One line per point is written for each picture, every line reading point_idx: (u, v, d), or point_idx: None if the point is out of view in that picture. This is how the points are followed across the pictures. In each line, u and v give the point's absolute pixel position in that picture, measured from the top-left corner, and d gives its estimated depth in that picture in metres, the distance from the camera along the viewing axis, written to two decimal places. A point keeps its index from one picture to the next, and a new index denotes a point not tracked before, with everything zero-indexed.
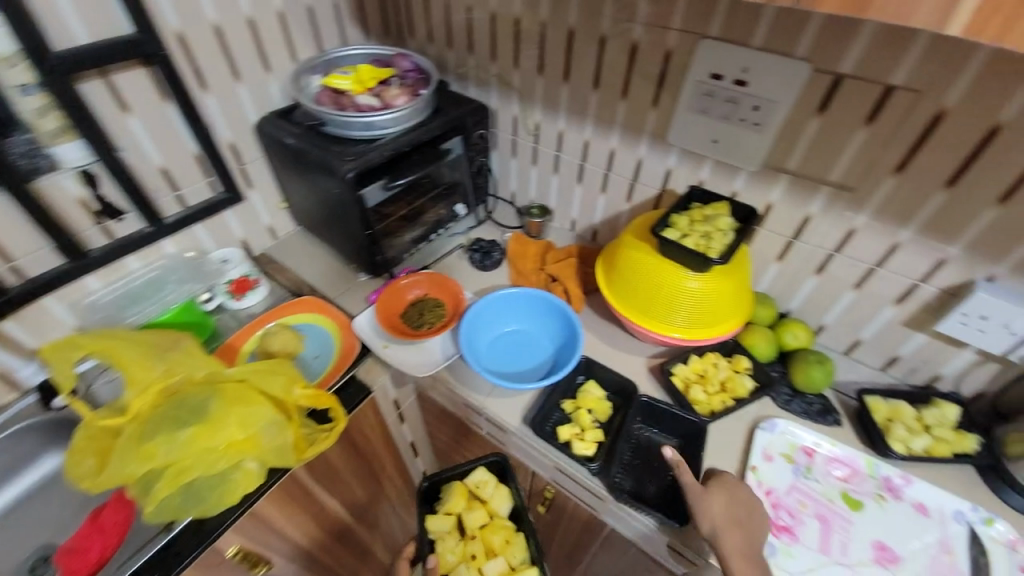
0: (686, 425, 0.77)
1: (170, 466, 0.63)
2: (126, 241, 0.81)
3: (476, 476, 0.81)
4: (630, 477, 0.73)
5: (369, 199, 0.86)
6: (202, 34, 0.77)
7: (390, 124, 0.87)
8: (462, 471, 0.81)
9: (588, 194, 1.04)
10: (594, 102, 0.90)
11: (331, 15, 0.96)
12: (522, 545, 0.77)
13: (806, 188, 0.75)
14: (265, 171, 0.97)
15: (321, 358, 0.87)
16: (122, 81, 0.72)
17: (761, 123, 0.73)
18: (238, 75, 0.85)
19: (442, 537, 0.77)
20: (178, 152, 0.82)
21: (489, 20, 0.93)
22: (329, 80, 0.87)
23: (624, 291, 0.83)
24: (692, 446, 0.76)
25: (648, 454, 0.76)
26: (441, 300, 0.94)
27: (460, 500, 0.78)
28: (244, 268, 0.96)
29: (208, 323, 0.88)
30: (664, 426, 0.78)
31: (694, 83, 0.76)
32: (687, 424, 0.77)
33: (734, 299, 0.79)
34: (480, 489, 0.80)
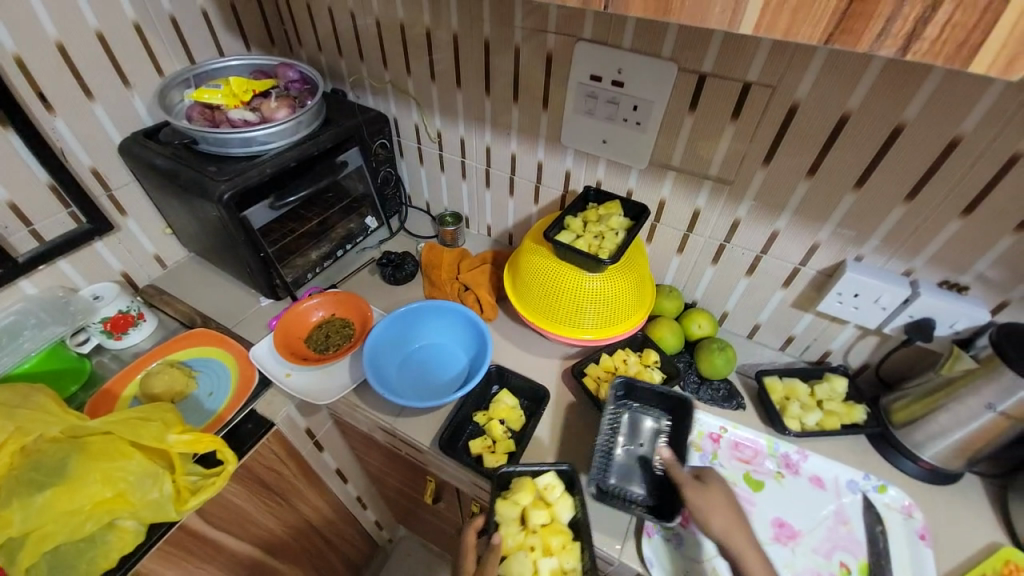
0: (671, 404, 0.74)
1: (24, 537, 0.55)
2: None
3: (545, 477, 0.66)
4: (616, 466, 0.72)
5: (256, 219, 0.81)
6: (39, 51, 0.69)
7: (273, 139, 0.82)
8: (534, 467, 0.67)
9: (498, 199, 1.03)
10: (490, 108, 0.89)
11: (202, 25, 0.89)
12: (579, 555, 0.62)
13: (691, 183, 0.77)
14: (139, 196, 0.89)
15: (215, 396, 0.80)
16: None
17: (642, 122, 0.74)
18: (92, 95, 0.77)
19: (506, 524, 0.63)
20: (28, 183, 0.73)
21: (375, 27, 0.89)
22: (198, 94, 0.81)
23: (530, 297, 0.83)
24: (677, 425, 0.74)
25: (633, 435, 0.75)
26: (349, 319, 0.90)
27: (529, 495, 0.64)
28: (121, 302, 0.85)
29: (85, 367, 0.81)
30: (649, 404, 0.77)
31: (577, 85, 0.76)
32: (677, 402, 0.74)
33: (635, 296, 0.80)
34: (547, 492, 0.65)
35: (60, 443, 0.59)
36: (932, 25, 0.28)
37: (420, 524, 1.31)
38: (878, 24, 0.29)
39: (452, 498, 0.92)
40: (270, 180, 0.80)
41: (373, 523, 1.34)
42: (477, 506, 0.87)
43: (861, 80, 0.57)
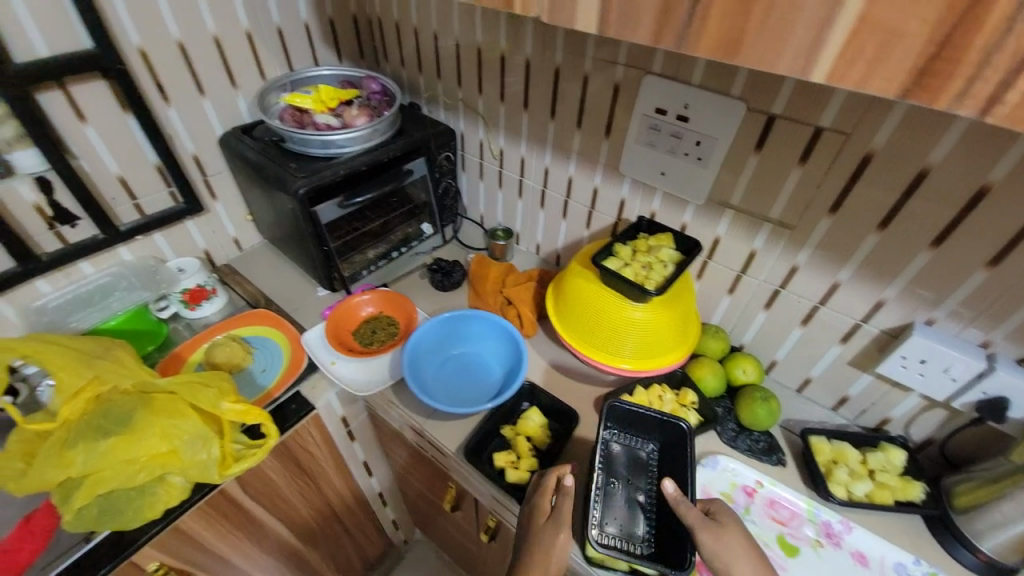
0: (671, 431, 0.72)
1: (85, 477, 0.61)
2: (79, 247, 0.81)
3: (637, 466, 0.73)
4: (608, 507, 0.69)
5: (325, 215, 0.87)
6: (167, 50, 0.80)
7: (349, 144, 0.89)
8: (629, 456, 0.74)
9: (551, 220, 1.05)
10: (553, 132, 0.91)
11: (303, 38, 0.99)
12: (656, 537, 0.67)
13: (749, 224, 0.76)
14: (229, 183, 0.99)
15: (268, 372, 0.86)
16: (82, 93, 0.74)
17: (704, 157, 0.73)
18: (203, 91, 0.87)
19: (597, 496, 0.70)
20: (140, 163, 0.84)
21: (454, 48, 0.95)
22: (291, 99, 0.90)
23: (571, 319, 0.83)
24: (672, 454, 0.72)
25: (624, 466, 0.73)
26: (395, 318, 0.94)
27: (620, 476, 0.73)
28: (200, 277, 0.95)
29: (161, 331, 0.91)
30: (639, 432, 0.75)
31: (640, 117, 0.77)
32: (675, 430, 0.73)
33: (680, 333, 0.79)
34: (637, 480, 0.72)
35: (129, 396, 0.66)
36: (1017, 89, 0.27)
37: (435, 529, 1.32)
38: (956, 86, 0.29)
39: (470, 508, 0.93)
40: (342, 180, 0.86)
41: (391, 521, 1.37)
42: (493, 520, 0.86)
43: (945, 136, 0.54)
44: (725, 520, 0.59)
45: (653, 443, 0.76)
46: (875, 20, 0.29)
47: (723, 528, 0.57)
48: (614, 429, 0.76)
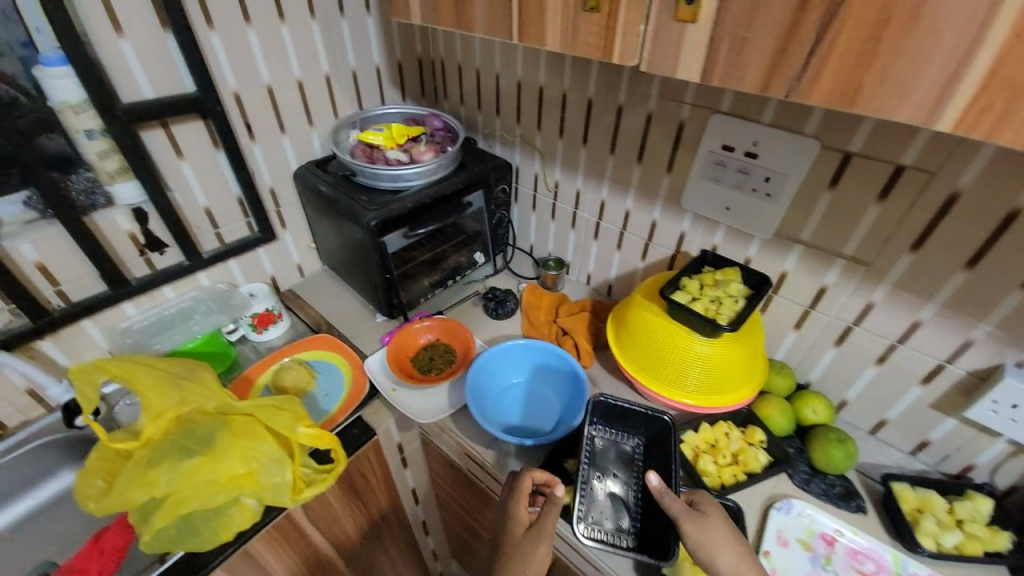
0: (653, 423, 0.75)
1: (166, 498, 0.63)
2: (164, 273, 0.87)
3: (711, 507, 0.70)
4: (594, 500, 0.71)
5: (391, 245, 0.91)
6: (257, 92, 0.86)
7: (416, 178, 0.93)
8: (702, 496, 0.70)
9: (604, 251, 1.06)
10: (611, 166, 0.93)
11: (373, 79, 1.05)
12: None
13: (820, 259, 0.75)
14: (298, 213, 1.04)
15: (331, 397, 0.88)
16: (180, 131, 0.80)
17: (772, 193, 0.73)
18: (284, 128, 0.93)
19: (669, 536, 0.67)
20: (224, 194, 0.90)
21: (515, 87, 1.00)
22: (364, 136, 0.95)
23: (633, 349, 0.81)
24: (656, 447, 0.76)
25: (609, 458, 0.76)
26: (452, 346, 0.96)
27: None
28: (269, 302, 0.98)
29: (230, 354, 0.93)
30: (625, 426, 0.78)
31: (706, 153, 0.78)
32: (659, 423, 0.76)
33: (749, 368, 0.75)
34: None
35: (211, 417, 0.69)
36: None
37: (476, 562, 1.29)
38: None
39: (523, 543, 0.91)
40: (409, 212, 0.90)
41: (430, 552, 1.35)
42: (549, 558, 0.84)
43: None
44: (709, 510, 0.60)
45: (638, 439, 0.78)
46: (1005, 74, 0.30)
47: (708, 519, 0.59)
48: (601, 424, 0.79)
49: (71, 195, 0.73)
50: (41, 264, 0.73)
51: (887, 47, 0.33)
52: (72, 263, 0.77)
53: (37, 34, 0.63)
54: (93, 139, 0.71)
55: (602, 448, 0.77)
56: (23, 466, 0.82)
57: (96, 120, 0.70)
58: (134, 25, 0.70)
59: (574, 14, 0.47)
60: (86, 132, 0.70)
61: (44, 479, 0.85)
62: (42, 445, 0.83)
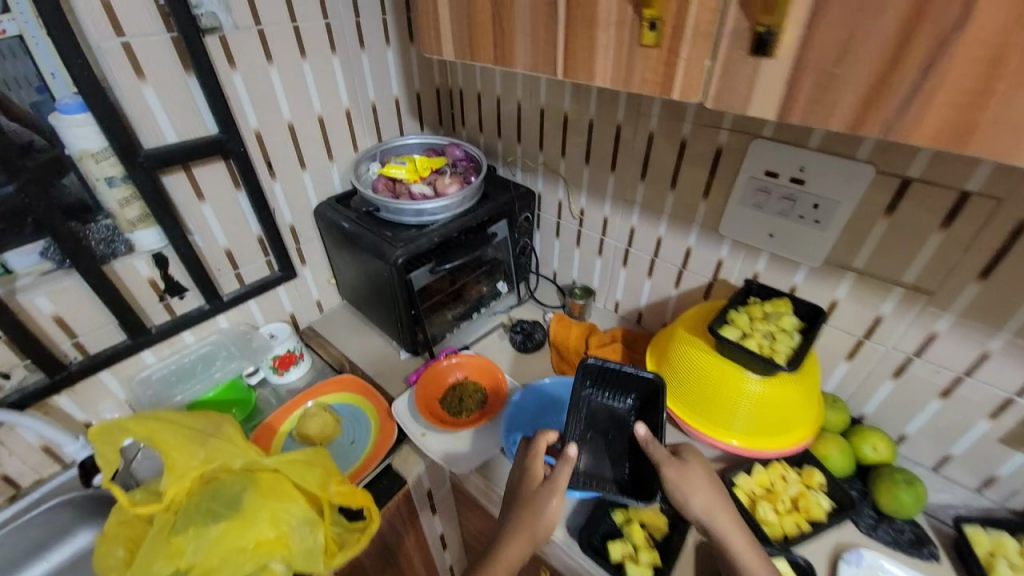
0: (638, 382, 0.73)
1: (191, 569, 0.59)
2: (183, 319, 0.83)
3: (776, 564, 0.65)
4: (585, 457, 0.71)
5: (417, 282, 0.88)
6: (277, 130, 0.84)
7: (441, 211, 0.90)
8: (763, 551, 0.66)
9: (634, 278, 1.02)
10: (641, 193, 0.90)
11: (392, 111, 1.03)
12: None
13: (875, 288, 0.70)
14: (318, 249, 1.01)
15: (357, 445, 0.84)
16: (201, 173, 0.77)
17: (822, 221, 0.70)
18: (304, 164, 0.91)
19: None
20: (244, 234, 0.87)
21: (538, 114, 0.97)
22: (386, 170, 0.93)
23: (677, 384, 0.76)
24: (648, 405, 0.73)
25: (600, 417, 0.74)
26: (481, 385, 0.91)
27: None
28: (290, 342, 0.95)
29: (251, 400, 0.91)
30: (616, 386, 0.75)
31: (747, 179, 0.74)
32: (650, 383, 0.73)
33: (806, 406, 0.70)
34: None
35: (238, 476, 0.65)
36: None
37: None
38: None
39: None
40: (435, 247, 0.87)
41: None
42: None
43: None
44: (690, 459, 0.62)
45: (627, 398, 0.77)
46: None
47: (687, 464, 0.61)
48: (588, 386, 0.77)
49: (92, 244, 0.71)
50: (59, 317, 0.71)
51: (1006, 85, 0.29)
52: (91, 313, 0.74)
53: (54, 80, 0.62)
54: (114, 187, 0.69)
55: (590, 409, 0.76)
56: (37, 528, 0.78)
57: (118, 168, 0.68)
58: (157, 68, 0.68)
59: (629, 50, 0.44)
60: (107, 180, 0.68)
61: (59, 540, 0.81)
62: (58, 505, 0.79)
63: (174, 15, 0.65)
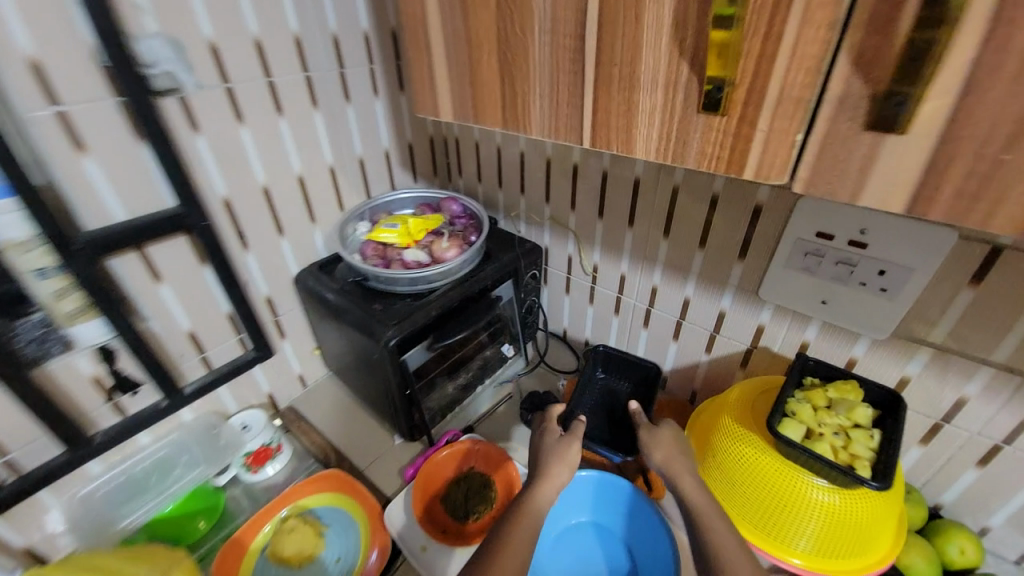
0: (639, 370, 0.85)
1: None
2: (135, 420, 0.71)
3: None
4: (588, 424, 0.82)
5: (412, 362, 0.76)
6: (249, 196, 0.74)
7: (438, 278, 0.79)
8: None
9: (656, 341, 0.90)
10: (665, 251, 0.79)
11: (381, 163, 0.93)
12: None
13: (954, 366, 0.60)
14: (299, 319, 0.89)
15: (343, 564, 0.71)
16: (158, 252, 0.67)
17: (889, 289, 0.59)
18: (282, 230, 0.80)
19: None
20: (211, 314, 0.76)
21: (544, 163, 0.86)
22: (375, 234, 0.83)
23: (725, 482, 0.64)
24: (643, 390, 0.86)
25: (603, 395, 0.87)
26: (489, 480, 0.78)
27: None
28: (264, 436, 0.83)
29: (218, 504, 0.79)
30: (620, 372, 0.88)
31: (794, 240, 0.64)
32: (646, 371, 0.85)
33: (885, 519, 0.57)
34: None
35: None
36: None
37: None
38: None
39: None
40: (433, 321, 0.76)
41: None
42: None
43: None
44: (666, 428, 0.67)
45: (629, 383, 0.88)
46: None
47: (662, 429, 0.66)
48: (601, 372, 0.90)
49: (19, 348, 0.58)
50: None
51: None
52: (19, 427, 0.61)
53: None
54: (46, 278, 0.57)
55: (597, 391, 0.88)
56: None
57: (50, 257, 0.56)
58: (102, 140, 0.58)
59: (682, 120, 0.34)
60: (38, 271, 0.56)
61: None
62: None
63: (122, 79, 0.56)
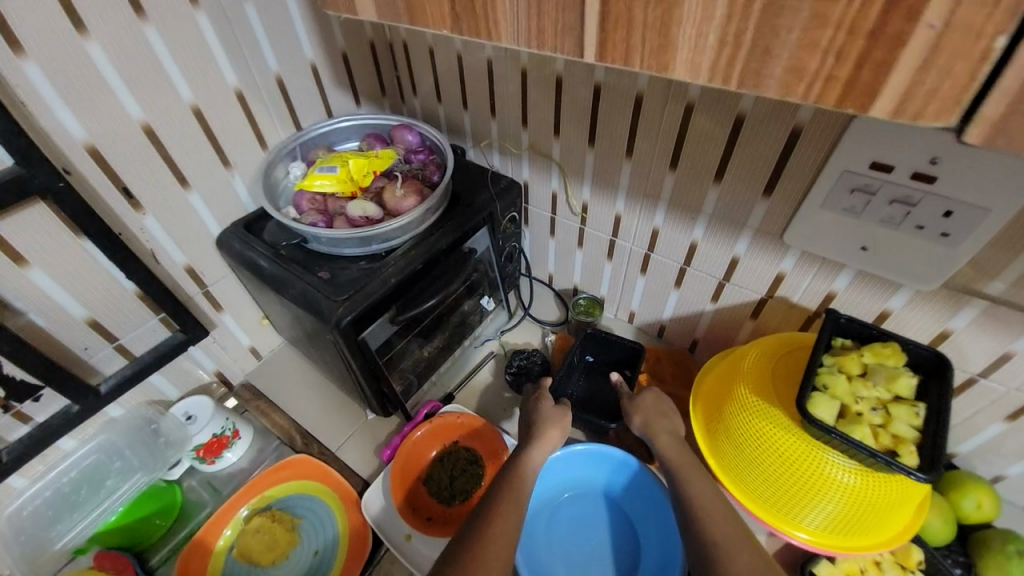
0: (625, 350, 0.79)
1: None
2: (47, 429, 0.59)
3: None
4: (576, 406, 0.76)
5: (373, 339, 0.64)
6: (126, 143, 0.55)
7: (396, 235, 0.64)
8: None
9: (655, 288, 0.79)
10: (670, 186, 0.65)
11: (309, 83, 0.72)
12: None
13: (1010, 320, 0.51)
14: (236, 287, 0.75)
15: (322, 558, 0.65)
16: (9, 228, 0.50)
17: (952, 234, 0.47)
18: (187, 182, 0.63)
19: None
20: (114, 297, 0.61)
21: (518, 76, 0.67)
22: (309, 182, 0.66)
23: (733, 454, 0.56)
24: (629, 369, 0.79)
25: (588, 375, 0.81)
26: (477, 454, 0.71)
27: None
28: (215, 424, 0.72)
29: (177, 502, 0.71)
30: (605, 350, 0.81)
31: (837, 174, 0.50)
32: (632, 351, 0.79)
33: (911, 498, 0.50)
34: None
35: None
36: None
37: None
38: None
39: None
40: (394, 291, 0.62)
41: None
42: None
43: None
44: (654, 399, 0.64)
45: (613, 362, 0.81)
46: None
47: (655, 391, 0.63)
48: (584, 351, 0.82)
49: None
50: None
51: None
52: None
53: None
54: None
55: (581, 372, 0.81)
56: None
57: None
58: None
59: None
60: None
61: None
62: None
63: None
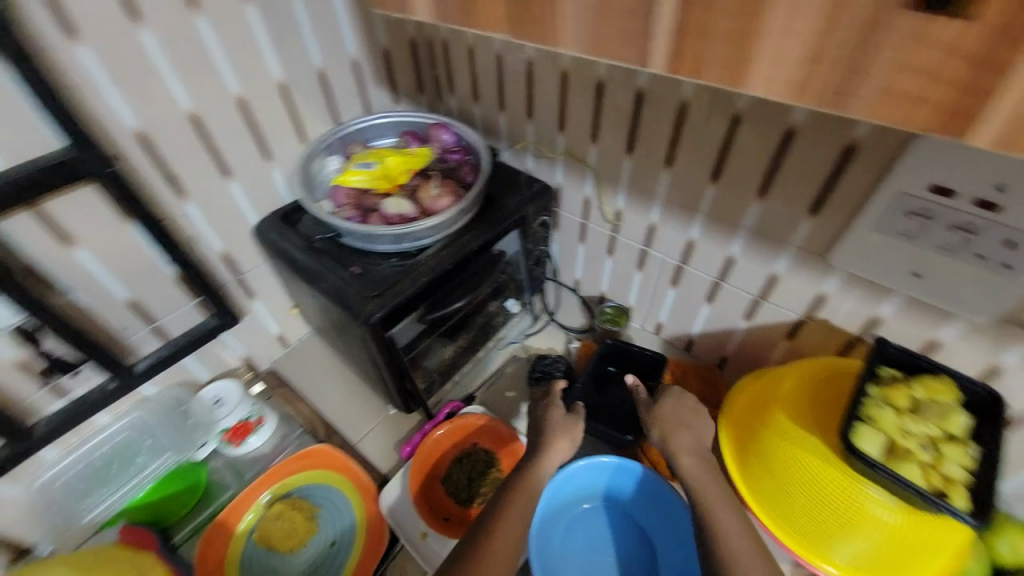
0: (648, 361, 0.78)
1: None
2: (82, 404, 0.61)
3: None
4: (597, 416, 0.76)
5: (400, 337, 0.64)
6: (173, 130, 0.57)
7: (429, 234, 0.64)
8: None
9: (685, 300, 0.78)
10: (709, 198, 0.63)
11: (350, 78, 0.73)
12: None
13: None
14: (269, 276, 0.76)
15: (337, 550, 0.66)
16: (58, 210, 0.52)
17: (1015, 265, 0.45)
18: (229, 171, 0.64)
19: None
20: (154, 279, 0.63)
21: (558, 79, 0.67)
22: (346, 177, 0.66)
23: (765, 479, 0.54)
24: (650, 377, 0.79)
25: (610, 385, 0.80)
26: (495, 457, 0.71)
27: None
28: (242, 409, 0.74)
29: (201, 482, 0.71)
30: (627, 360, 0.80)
31: (893, 196, 0.48)
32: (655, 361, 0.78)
33: (957, 549, 0.47)
34: None
35: None
36: None
37: None
38: None
39: None
40: (423, 290, 0.62)
41: None
42: None
43: None
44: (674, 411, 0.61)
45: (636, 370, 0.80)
46: None
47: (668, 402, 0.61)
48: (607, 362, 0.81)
49: None
50: None
51: None
52: None
53: None
54: None
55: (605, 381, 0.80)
56: None
57: None
58: None
59: None
60: None
61: None
62: None
63: None
